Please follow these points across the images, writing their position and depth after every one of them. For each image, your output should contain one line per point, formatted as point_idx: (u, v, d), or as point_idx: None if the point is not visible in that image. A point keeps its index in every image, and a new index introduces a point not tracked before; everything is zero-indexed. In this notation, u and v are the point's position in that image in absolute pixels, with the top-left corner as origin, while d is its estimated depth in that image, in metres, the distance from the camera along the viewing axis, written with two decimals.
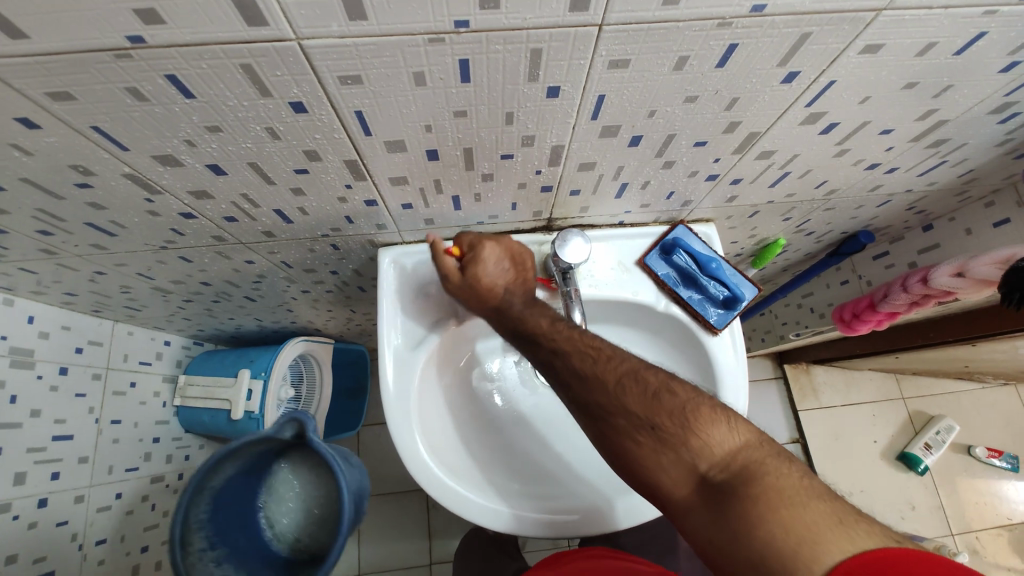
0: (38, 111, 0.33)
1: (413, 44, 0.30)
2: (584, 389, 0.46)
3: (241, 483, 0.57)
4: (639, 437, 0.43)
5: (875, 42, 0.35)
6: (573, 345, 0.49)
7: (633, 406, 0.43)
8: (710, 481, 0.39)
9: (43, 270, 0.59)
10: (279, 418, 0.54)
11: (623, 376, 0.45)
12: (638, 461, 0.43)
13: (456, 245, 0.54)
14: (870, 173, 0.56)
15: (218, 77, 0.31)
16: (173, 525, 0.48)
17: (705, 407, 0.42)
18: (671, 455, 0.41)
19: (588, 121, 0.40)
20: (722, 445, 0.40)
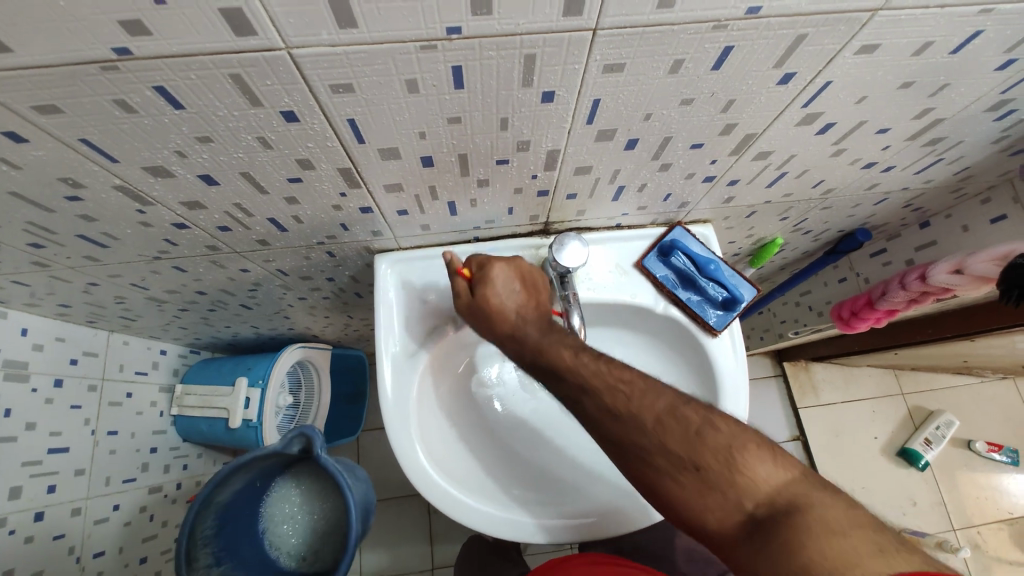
0: (26, 125, 0.32)
1: (405, 51, 0.30)
2: (617, 425, 0.44)
3: (245, 496, 0.60)
4: (678, 476, 0.41)
5: (871, 43, 0.34)
6: (605, 383, 0.45)
7: (674, 447, 0.42)
8: (756, 519, 0.38)
9: (36, 283, 0.59)
10: (287, 433, 0.55)
11: (662, 412, 0.43)
12: (679, 500, 0.42)
13: (467, 267, 0.55)
14: (867, 172, 0.56)
15: (207, 87, 0.31)
16: (180, 540, 0.52)
17: (749, 443, 0.41)
18: (717, 496, 0.40)
19: (585, 125, 0.40)
20: (767, 481, 0.39)
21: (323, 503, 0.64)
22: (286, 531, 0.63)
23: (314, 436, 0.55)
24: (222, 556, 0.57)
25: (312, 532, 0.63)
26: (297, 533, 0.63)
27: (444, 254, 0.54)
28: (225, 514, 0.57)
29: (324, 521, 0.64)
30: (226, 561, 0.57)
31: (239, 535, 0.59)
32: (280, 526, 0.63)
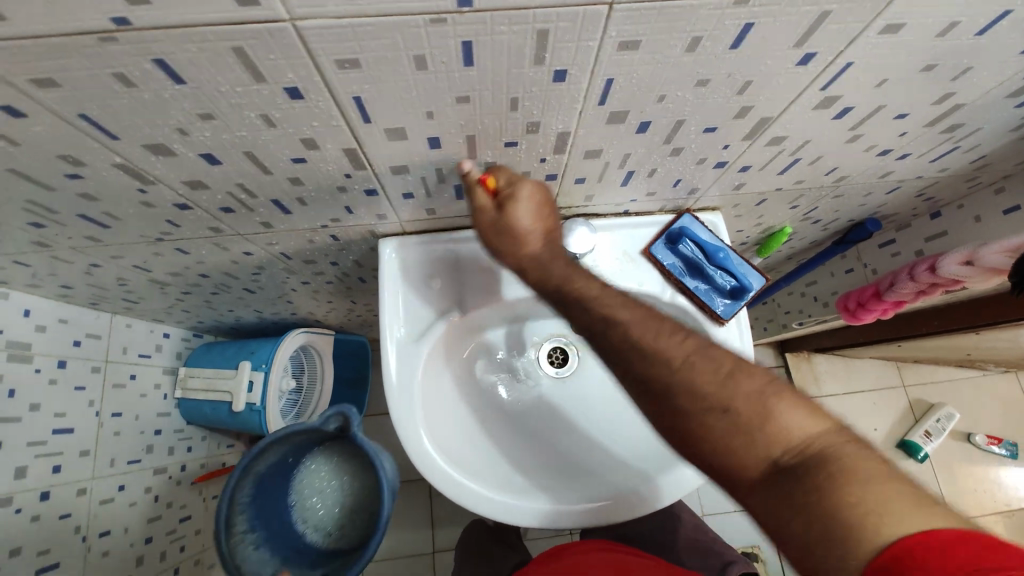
0: (24, 99, 0.31)
1: (414, 25, 0.29)
2: (644, 364, 0.43)
3: (279, 468, 0.61)
4: (711, 416, 0.39)
5: (896, 22, 0.33)
6: (633, 315, 0.46)
7: (705, 386, 0.40)
8: (780, 465, 0.36)
9: (38, 263, 0.58)
10: (327, 411, 0.55)
11: (693, 355, 0.42)
12: (705, 442, 0.39)
13: (495, 173, 0.45)
14: (882, 159, 0.55)
15: (210, 61, 0.30)
16: (219, 508, 0.53)
17: (782, 393, 0.39)
18: (745, 440, 0.38)
19: (596, 106, 0.39)
20: (802, 429, 0.37)
21: (354, 479, 0.64)
22: (313, 504, 0.64)
23: (353, 415, 0.56)
24: (256, 523, 0.58)
25: (340, 508, 0.64)
26: (323, 508, 0.64)
27: (467, 165, 0.44)
28: (259, 484, 0.58)
29: (352, 498, 0.64)
30: (257, 530, 0.58)
31: (271, 506, 0.60)
32: (309, 500, 0.64)
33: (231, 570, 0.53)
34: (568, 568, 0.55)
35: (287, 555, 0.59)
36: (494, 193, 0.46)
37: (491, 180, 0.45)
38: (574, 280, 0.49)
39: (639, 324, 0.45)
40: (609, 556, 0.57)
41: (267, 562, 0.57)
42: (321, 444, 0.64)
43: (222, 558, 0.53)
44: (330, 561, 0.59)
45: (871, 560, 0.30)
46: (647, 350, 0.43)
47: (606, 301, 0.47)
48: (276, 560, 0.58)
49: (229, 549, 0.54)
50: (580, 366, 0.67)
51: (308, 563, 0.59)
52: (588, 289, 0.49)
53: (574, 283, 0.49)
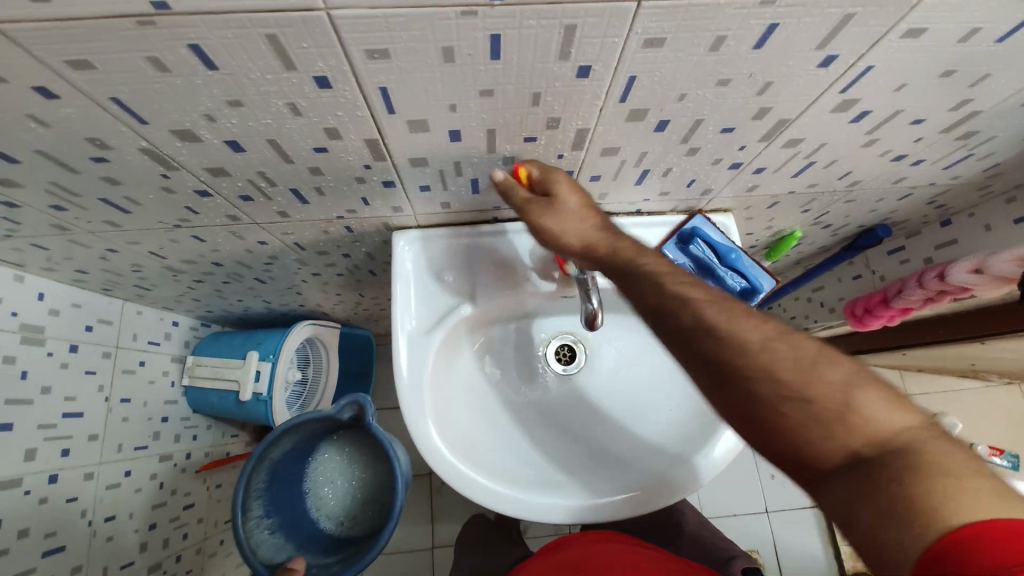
0: (58, 81, 0.32)
1: (445, 17, 0.29)
2: (713, 342, 0.37)
3: (294, 456, 0.62)
4: (791, 401, 0.34)
5: (919, 26, 0.34)
6: (705, 294, 0.40)
7: (786, 370, 0.34)
8: (862, 459, 0.32)
9: (55, 247, 0.59)
10: (342, 400, 0.56)
11: (771, 336, 0.36)
12: (778, 429, 0.34)
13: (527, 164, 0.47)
14: (896, 165, 0.55)
15: (243, 47, 0.30)
16: (236, 493, 0.54)
17: (870, 382, 0.34)
18: (824, 429, 0.32)
19: (617, 103, 0.39)
20: (895, 423, 0.32)
21: (367, 470, 0.65)
22: (326, 493, 0.64)
23: (368, 405, 0.56)
24: (271, 509, 0.59)
25: (352, 497, 0.65)
26: (336, 497, 0.65)
27: (497, 173, 0.45)
28: (274, 470, 0.59)
29: (364, 488, 0.65)
30: (273, 515, 0.59)
31: (285, 493, 0.61)
32: (322, 487, 0.64)
33: (248, 553, 0.54)
34: (573, 559, 0.56)
35: (300, 541, 0.60)
36: (528, 182, 0.46)
37: (523, 168, 0.46)
38: (635, 255, 0.45)
39: (711, 305, 0.39)
40: (614, 547, 0.58)
41: (281, 547, 0.58)
42: (334, 434, 0.64)
43: (239, 542, 0.54)
44: (342, 548, 0.60)
45: (932, 544, 0.27)
46: (715, 328, 0.37)
47: (676, 278, 0.42)
48: (290, 546, 0.59)
49: (244, 534, 0.55)
50: (588, 362, 0.67)
51: (320, 550, 0.60)
52: (652, 265, 0.43)
53: (636, 259, 0.44)
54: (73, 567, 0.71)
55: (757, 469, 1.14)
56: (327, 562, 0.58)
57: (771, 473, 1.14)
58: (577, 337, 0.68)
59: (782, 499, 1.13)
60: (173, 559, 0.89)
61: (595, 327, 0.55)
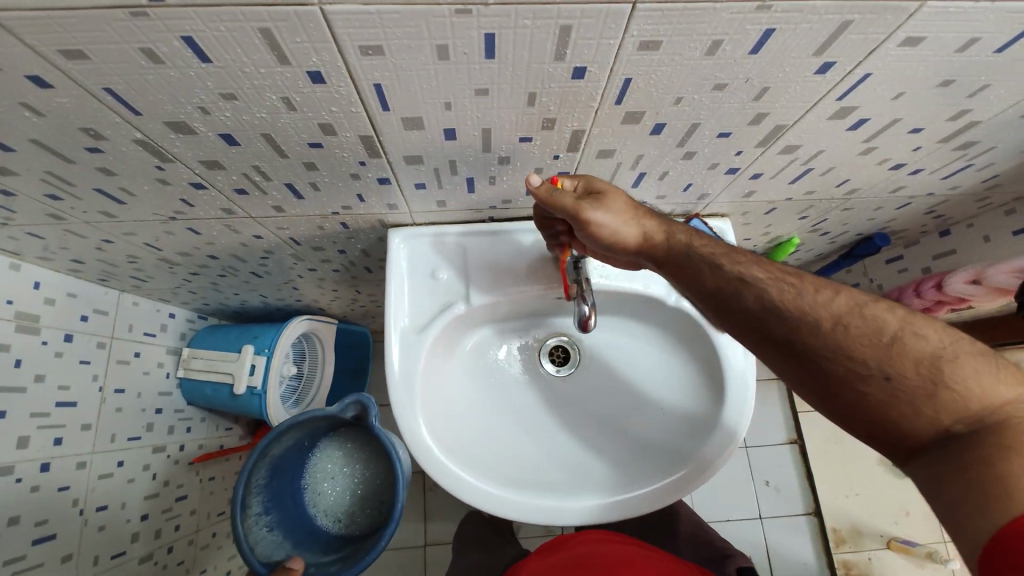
0: (52, 71, 0.32)
1: (439, 15, 0.29)
2: (783, 323, 0.38)
3: (295, 451, 0.62)
4: (870, 379, 0.35)
5: (917, 35, 0.33)
6: (768, 274, 0.41)
7: (863, 350, 0.36)
8: (952, 434, 0.34)
9: (50, 236, 0.59)
10: (346, 399, 0.57)
11: (845, 315, 0.38)
12: (865, 408, 0.36)
13: (559, 176, 0.47)
14: (895, 173, 0.55)
15: (237, 41, 0.30)
16: (235, 489, 0.54)
17: (963, 357, 0.35)
18: (908, 406, 0.34)
19: (613, 105, 0.39)
20: (989, 397, 0.33)
21: (366, 467, 0.65)
22: (325, 489, 0.64)
23: (371, 406, 0.57)
24: (270, 506, 0.59)
25: (351, 495, 0.65)
26: (335, 494, 0.64)
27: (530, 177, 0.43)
28: (275, 466, 0.60)
29: (364, 485, 0.65)
30: (272, 512, 0.59)
31: (285, 489, 0.61)
32: (321, 484, 0.64)
33: (246, 551, 0.54)
34: (571, 561, 0.55)
35: (298, 539, 0.60)
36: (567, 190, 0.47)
37: (561, 180, 0.46)
38: (692, 241, 0.46)
39: (777, 284, 0.40)
40: (612, 549, 0.57)
41: (279, 544, 0.58)
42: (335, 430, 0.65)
43: (237, 539, 0.54)
44: (340, 547, 0.60)
45: (1012, 524, 0.29)
46: (788, 310, 0.38)
47: (736, 261, 0.43)
48: (288, 544, 0.59)
49: (243, 531, 0.55)
50: (580, 363, 0.68)
51: (318, 548, 0.60)
52: (711, 250, 0.44)
53: (689, 244, 0.45)
54: (65, 554, 0.70)
55: (751, 474, 1.14)
56: (325, 561, 0.58)
57: (765, 479, 1.14)
58: (572, 340, 0.69)
59: (776, 505, 1.12)
60: (165, 550, 0.88)
61: (588, 328, 0.54)
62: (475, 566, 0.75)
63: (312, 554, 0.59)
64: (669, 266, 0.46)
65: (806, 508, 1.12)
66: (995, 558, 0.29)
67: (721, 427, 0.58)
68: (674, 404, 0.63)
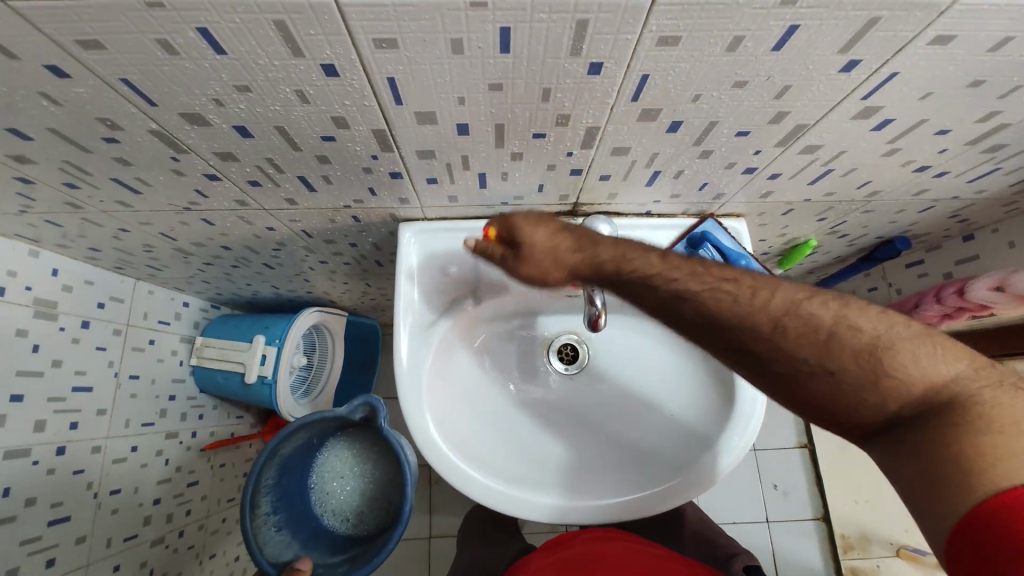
0: (71, 61, 0.32)
1: (455, 8, 0.29)
2: (722, 330, 0.40)
3: (303, 451, 0.62)
4: (816, 376, 0.38)
5: (947, 33, 0.32)
6: (705, 285, 0.41)
7: (803, 351, 0.38)
8: (902, 418, 0.36)
9: (68, 224, 0.60)
10: (355, 400, 0.57)
11: (783, 316, 0.39)
12: (814, 401, 0.38)
13: (490, 223, 0.46)
14: (918, 175, 0.53)
15: (250, 32, 0.30)
16: (245, 491, 0.55)
17: (901, 340, 0.36)
18: (855, 398, 0.37)
19: (629, 102, 0.38)
20: (927, 375, 0.35)
21: (374, 467, 0.65)
22: (334, 488, 0.65)
23: (379, 408, 0.57)
24: (278, 506, 0.60)
25: (358, 495, 0.65)
26: (343, 493, 0.65)
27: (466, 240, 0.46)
28: (284, 465, 0.60)
29: (372, 485, 0.65)
30: (280, 512, 0.60)
31: (294, 488, 0.62)
32: (329, 482, 0.65)
33: (256, 552, 0.55)
34: (571, 558, 0.55)
35: (306, 539, 0.61)
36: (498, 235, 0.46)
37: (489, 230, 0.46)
38: (624, 258, 0.44)
39: (716, 293, 0.41)
40: (615, 546, 0.57)
41: (288, 545, 0.59)
42: (343, 429, 0.65)
43: (246, 540, 0.55)
44: (348, 547, 0.61)
45: (979, 504, 0.31)
46: (727, 318, 0.40)
47: (672, 268, 0.43)
48: (296, 544, 0.60)
49: (253, 531, 0.56)
50: (591, 363, 0.67)
51: (325, 548, 0.61)
52: (642, 264, 0.43)
53: (621, 263, 0.44)
54: (79, 536, 0.72)
55: (759, 476, 1.13)
56: (332, 562, 0.59)
57: (773, 482, 1.13)
58: (581, 338, 0.68)
59: (784, 509, 1.11)
60: (176, 534, 0.90)
61: (596, 327, 0.54)
62: (478, 559, 0.76)
63: (319, 556, 0.60)
64: (614, 288, 0.45)
65: (814, 513, 1.11)
66: (961, 539, 0.32)
67: (732, 429, 0.57)
68: (680, 407, 0.63)
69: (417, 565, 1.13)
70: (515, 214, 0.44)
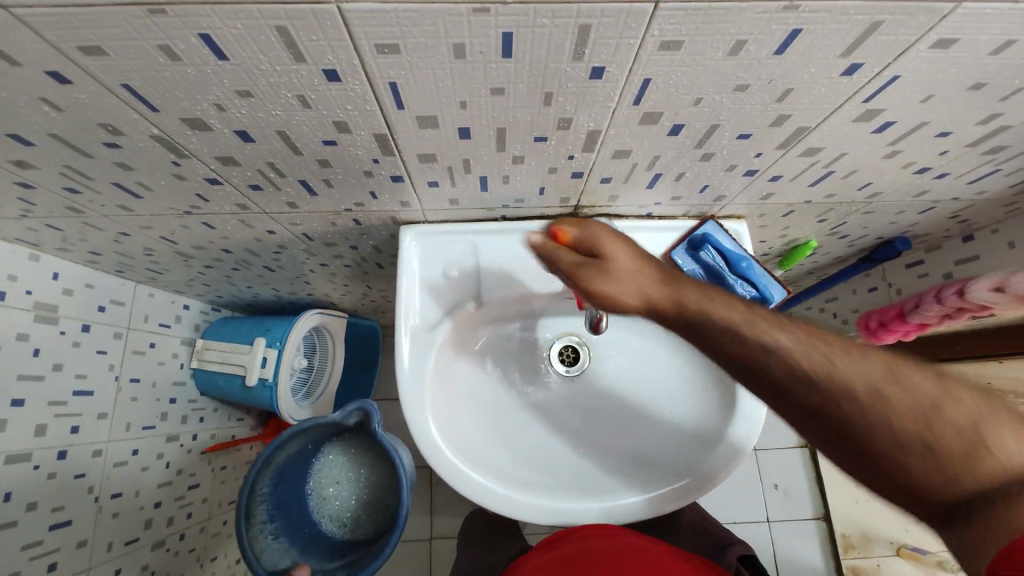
0: (73, 67, 0.32)
1: (457, 14, 0.29)
2: (816, 393, 0.38)
3: (298, 458, 0.63)
4: (903, 450, 0.36)
5: (949, 37, 0.32)
6: (800, 341, 0.39)
7: (888, 422, 0.36)
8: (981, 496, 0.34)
9: (68, 228, 0.60)
10: (348, 406, 0.57)
11: (881, 383, 0.37)
12: (898, 472, 0.36)
13: (565, 226, 0.46)
14: (919, 177, 0.53)
15: (253, 39, 0.30)
16: (240, 500, 0.56)
17: (999, 418, 0.36)
18: (943, 473, 0.35)
19: (630, 106, 0.39)
20: (1019, 465, 0.33)
21: (371, 471, 0.66)
22: (330, 493, 0.65)
23: (373, 412, 0.57)
24: (275, 513, 0.60)
25: (356, 500, 0.65)
26: (340, 499, 0.65)
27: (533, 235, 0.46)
28: (279, 472, 0.61)
29: (369, 490, 0.65)
30: (277, 519, 0.60)
31: (290, 495, 0.62)
32: (326, 489, 0.65)
33: (253, 560, 0.56)
34: (567, 552, 0.51)
35: (304, 546, 0.61)
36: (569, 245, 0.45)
37: (564, 232, 0.45)
38: (707, 301, 0.41)
39: (811, 354, 0.39)
40: (617, 539, 0.53)
41: (285, 552, 0.59)
42: (338, 436, 0.65)
43: (242, 549, 0.55)
44: (346, 552, 0.61)
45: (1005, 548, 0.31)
46: (827, 381, 0.38)
47: (761, 322, 0.40)
48: (293, 551, 0.60)
49: (249, 539, 0.56)
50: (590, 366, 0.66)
51: (324, 553, 0.61)
52: (731, 314, 0.40)
53: (705, 305, 0.41)
54: (80, 540, 0.72)
55: (760, 476, 1.13)
56: (330, 568, 0.58)
57: (774, 482, 1.13)
58: (583, 340, 0.67)
59: (785, 509, 1.11)
60: (177, 537, 0.90)
61: (597, 332, 0.55)
62: (478, 561, 0.76)
63: (317, 563, 0.59)
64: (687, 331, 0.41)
65: (815, 512, 1.11)
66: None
67: (735, 426, 0.58)
68: (682, 409, 0.63)
69: (419, 567, 1.13)
70: (599, 225, 0.44)
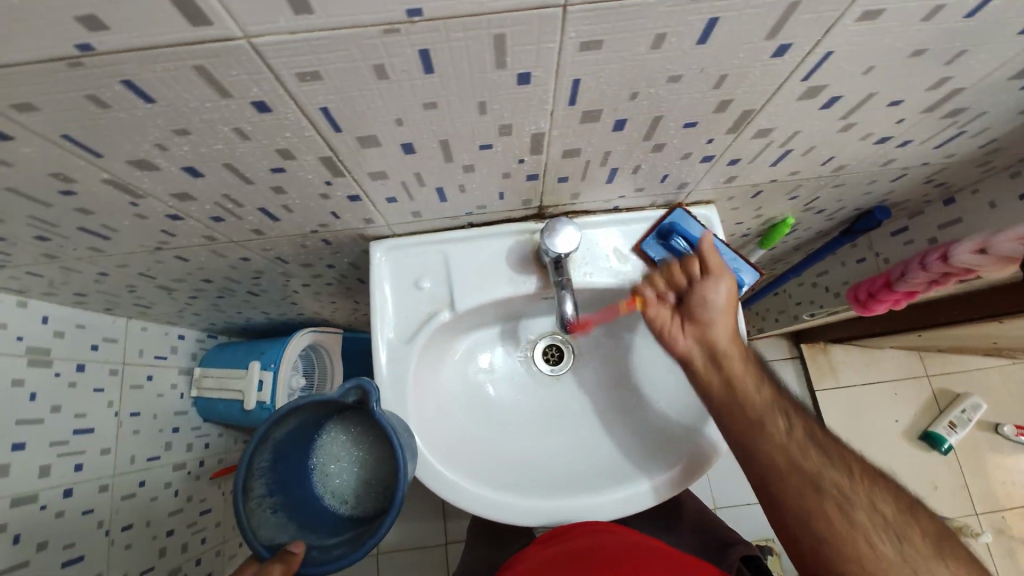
0: (11, 124, 0.33)
1: (368, 36, 0.29)
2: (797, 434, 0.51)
3: (299, 432, 0.59)
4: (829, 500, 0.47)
5: (874, 8, 0.32)
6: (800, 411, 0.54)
7: (831, 477, 0.48)
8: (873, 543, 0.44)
9: (50, 274, 0.61)
10: (345, 382, 0.52)
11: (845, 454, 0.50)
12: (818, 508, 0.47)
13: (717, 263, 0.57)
14: (882, 147, 0.52)
15: (177, 79, 0.31)
16: (237, 473, 0.52)
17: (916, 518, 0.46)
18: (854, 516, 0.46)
19: (567, 106, 0.38)
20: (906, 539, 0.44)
21: (374, 450, 0.61)
22: (332, 470, 0.61)
23: (372, 390, 0.51)
24: (274, 488, 0.57)
25: (358, 477, 0.61)
26: (342, 475, 0.61)
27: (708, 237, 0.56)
28: (280, 445, 0.57)
29: (372, 467, 0.61)
30: (276, 494, 0.57)
31: (291, 471, 0.58)
32: (328, 465, 0.60)
33: (249, 534, 0.52)
34: (570, 551, 0.49)
35: (303, 521, 0.57)
36: (701, 262, 0.57)
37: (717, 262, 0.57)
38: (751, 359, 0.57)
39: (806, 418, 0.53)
40: (615, 537, 0.51)
41: (284, 527, 0.56)
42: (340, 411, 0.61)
43: (240, 522, 0.52)
44: (346, 529, 0.58)
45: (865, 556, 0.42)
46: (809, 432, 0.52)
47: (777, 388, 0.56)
48: (290, 527, 0.56)
49: (245, 514, 0.52)
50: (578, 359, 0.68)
51: (324, 530, 0.57)
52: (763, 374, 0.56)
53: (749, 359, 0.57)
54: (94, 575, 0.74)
55: None
56: (329, 544, 0.55)
57: None
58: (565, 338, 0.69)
59: None
60: (193, 562, 0.92)
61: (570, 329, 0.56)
62: (483, 557, 0.77)
63: (316, 538, 0.56)
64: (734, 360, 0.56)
65: None
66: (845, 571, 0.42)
67: None
68: (667, 389, 0.64)
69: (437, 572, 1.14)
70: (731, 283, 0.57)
